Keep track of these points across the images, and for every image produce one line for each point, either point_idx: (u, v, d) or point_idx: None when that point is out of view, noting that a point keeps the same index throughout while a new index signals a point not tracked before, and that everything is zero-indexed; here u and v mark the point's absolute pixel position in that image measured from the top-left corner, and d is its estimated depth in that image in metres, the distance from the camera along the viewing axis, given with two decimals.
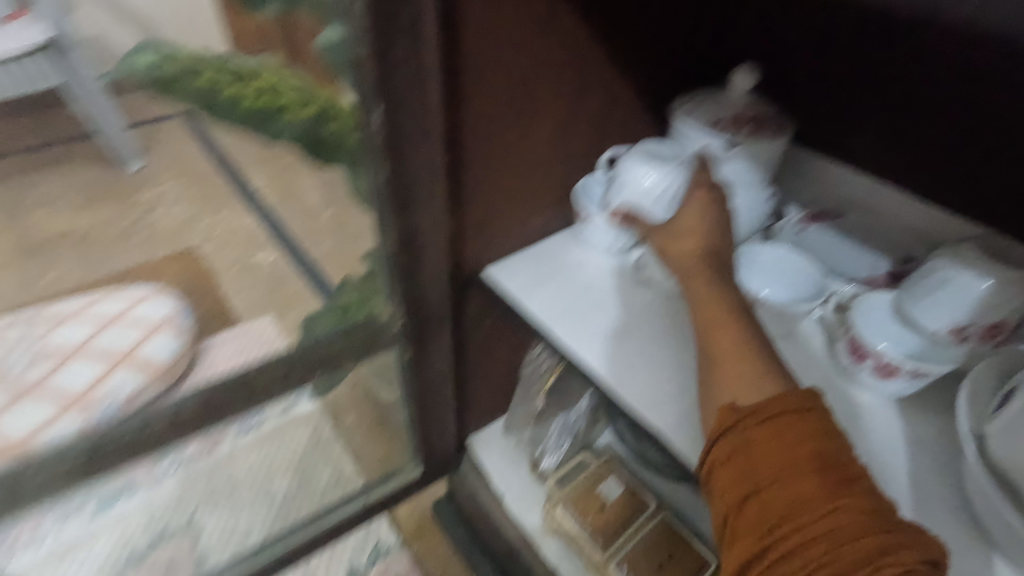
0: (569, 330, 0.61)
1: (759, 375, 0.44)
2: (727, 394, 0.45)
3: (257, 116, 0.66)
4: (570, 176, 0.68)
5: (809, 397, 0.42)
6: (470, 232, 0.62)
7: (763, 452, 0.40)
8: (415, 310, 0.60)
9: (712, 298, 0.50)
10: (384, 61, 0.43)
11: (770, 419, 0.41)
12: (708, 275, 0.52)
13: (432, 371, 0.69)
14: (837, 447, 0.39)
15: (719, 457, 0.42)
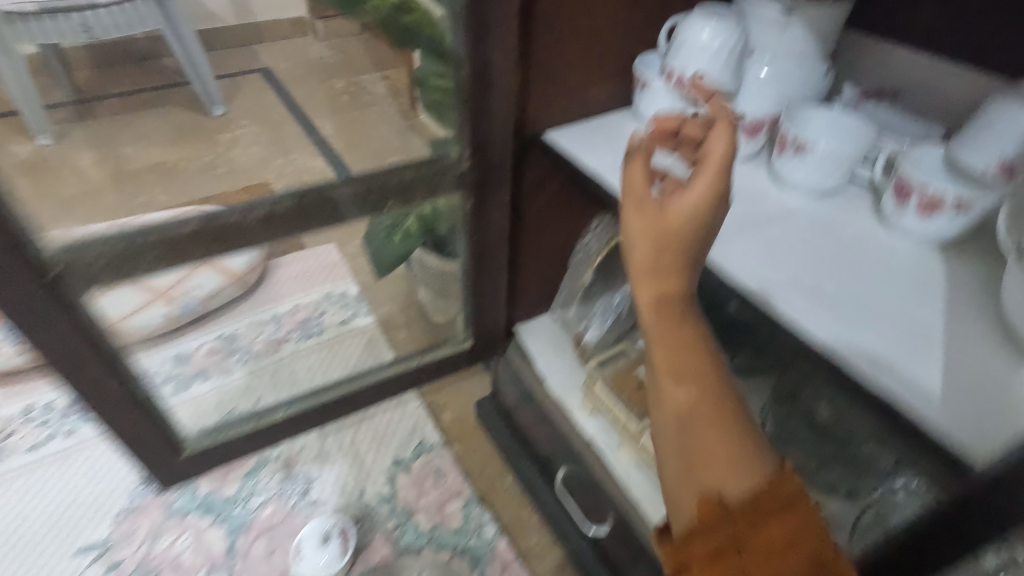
0: (621, 177, 0.65)
1: (746, 457, 0.35)
2: (708, 479, 0.36)
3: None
4: (632, 48, 0.72)
5: (791, 476, 0.36)
6: (537, 85, 0.67)
7: (757, 563, 0.34)
8: (482, 149, 0.66)
9: (679, 341, 0.37)
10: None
11: (763, 515, 0.34)
12: (679, 320, 0.37)
13: (490, 225, 0.74)
14: (829, 549, 0.34)
15: (698, 559, 0.34)
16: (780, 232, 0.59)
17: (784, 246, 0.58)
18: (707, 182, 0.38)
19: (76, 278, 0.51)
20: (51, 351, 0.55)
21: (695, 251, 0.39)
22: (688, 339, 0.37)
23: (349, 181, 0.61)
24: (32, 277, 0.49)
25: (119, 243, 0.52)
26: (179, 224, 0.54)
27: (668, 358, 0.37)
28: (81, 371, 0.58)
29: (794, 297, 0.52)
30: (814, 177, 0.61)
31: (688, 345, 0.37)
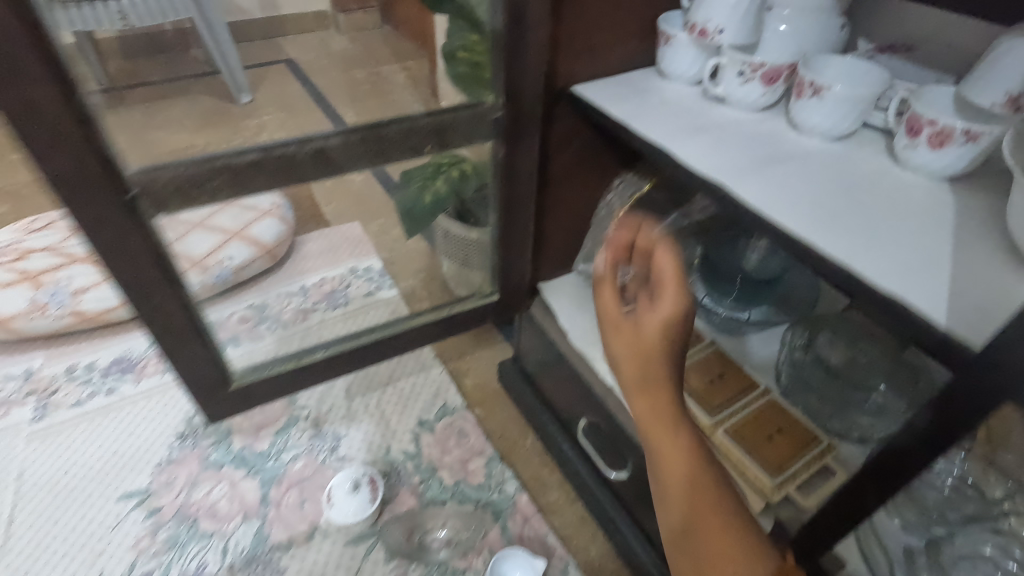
0: (648, 125, 0.70)
1: (742, 547, 0.46)
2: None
3: None
4: (655, 7, 0.76)
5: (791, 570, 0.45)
6: (566, 38, 0.71)
7: None
8: (515, 96, 0.70)
9: (678, 455, 0.48)
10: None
11: None
12: (673, 429, 0.49)
13: (520, 175, 0.78)
14: None
15: None
16: (797, 170, 0.63)
17: (802, 180, 0.62)
18: (669, 304, 0.47)
19: (150, 198, 0.57)
20: (123, 271, 0.60)
21: (670, 357, 0.48)
22: (678, 442, 0.49)
23: (394, 124, 0.66)
24: (115, 194, 0.55)
25: (189, 167, 0.57)
26: (241, 154, 0.59)
27: (664, 457, 0.49)
28: (150, 295, 0.63)
29: (810, 221, 0.56)
30: (830, 120, 0.64)
31: (678, 446, 0.49)
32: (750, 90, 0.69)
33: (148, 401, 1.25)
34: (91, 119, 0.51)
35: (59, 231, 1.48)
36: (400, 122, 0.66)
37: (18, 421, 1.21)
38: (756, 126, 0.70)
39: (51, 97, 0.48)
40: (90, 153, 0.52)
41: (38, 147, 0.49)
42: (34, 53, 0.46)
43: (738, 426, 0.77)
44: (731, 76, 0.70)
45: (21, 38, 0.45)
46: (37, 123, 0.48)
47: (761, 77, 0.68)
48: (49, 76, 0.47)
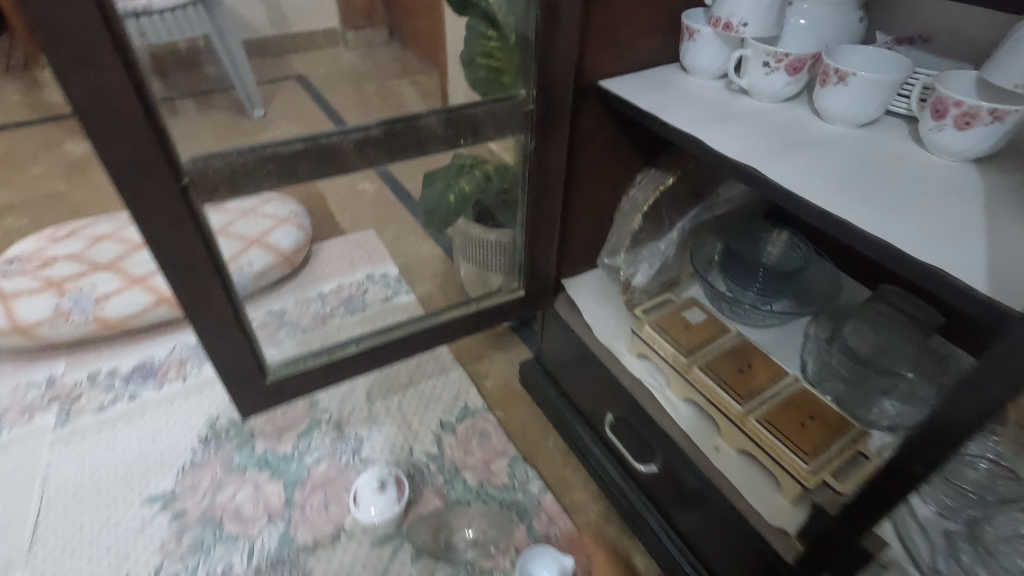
0: (674, 116, 0.71)
1: None
2: None
3: None
4: (678, 6, 0.78)
5: None
6: (594, 35, 0.74)
7: None
8: (547, 90, 0.72)
9: None
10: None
11: None
12: None
13: (549, 169, 0.80)
14: None
15: None
16: (826, 154, 0.64)
17: (830, 162, 0.63)
18: None
19: (200, 186, 0.59)
20: (173, 259, 0.62)
21: None
22: None
23: (433, 116, 0.68)
24: (171, 179, 0.57)
25: (237, 158, 0.59)
26: (285, 144, 0.61)
27: None
28: (196, 282, 0.65)
29: (841, 199, 0.58)
30: (855, 105, 0.66)
31: None
32: (775, 80, 0.71)
33: (170, 406, 1.25)
34: (153, 106, 0.53)
35: (80, 241, 1.50)
36: (437, 113, 0.69)
37: (42, 428, 1.21)
38: (781, 115, 0.72)
39: (119, 83, 0.50)
40: (148, 139, 0.54)
41: (102, 133, 0.52)
42: (107, 41, 0.48)
43: (772, 415, 0.76)
44: (757, 68, 0.71)
45: (98, 25, 0.47)
46: (104, 109, 0.51)
47: (787, 68, 0.70)
48: (119, 62, 0.50)
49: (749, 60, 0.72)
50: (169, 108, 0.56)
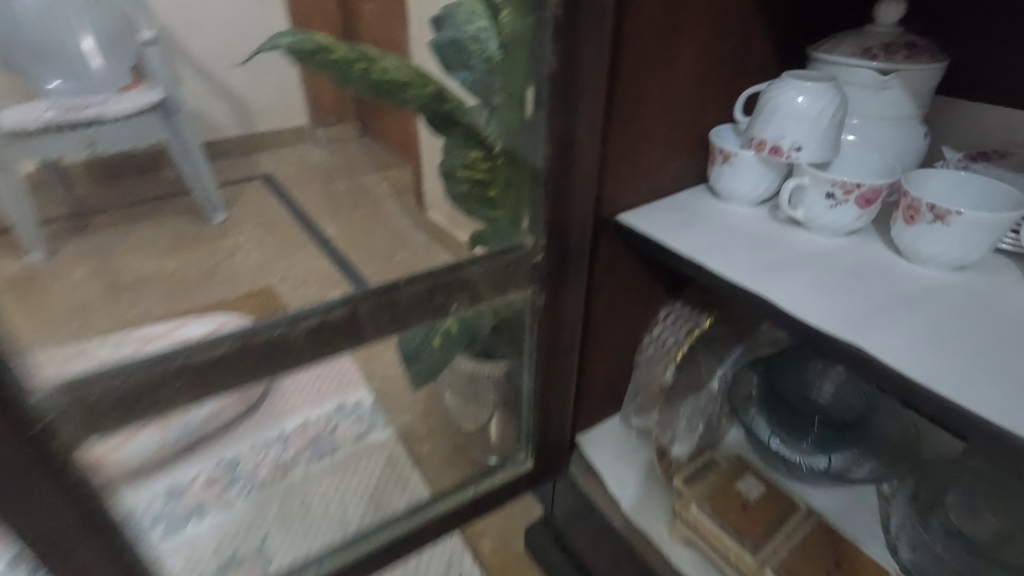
0: (722, 262, 0.56)
1: None
2: None
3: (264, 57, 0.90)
4: (705, 123, 0.65)
5: None
6: (612, 165, 0.60)
7: None
8: (559, 237, 0.57)
9: None
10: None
11: None
12: None
13: (562, 324, 0.64)
14: None
15: None
16: (936, 313, 0.50)
17: (950, 328, 0.48)
18: None
19: (72, 425, 0.40)
20: (26, 526, 0.42)
21: None
22: None
23: (414, 280, 0.51)
24: (15, 425, 0.38)
25: (134, 375, 0.41)
26: (210, 346, 0.44)
27: None
28: (64, 546, 0.44)
29: (994, 391, 0.42)
30: (957, 247, 0.52)
31: None
32: (840, 213, 0.57)
33: None
34: None
35: None
36: (421, 276, 0.52)
37: None
38: (853, 255, 0.57)
39: None
40: None
41: None
42: None
43: None
44: (816, 199, 0.58)
45: None
46: None
47: (857, 199, 0.56)
48: None
49: (807, 189, 0.58)
50: (7, 320, 0.41)
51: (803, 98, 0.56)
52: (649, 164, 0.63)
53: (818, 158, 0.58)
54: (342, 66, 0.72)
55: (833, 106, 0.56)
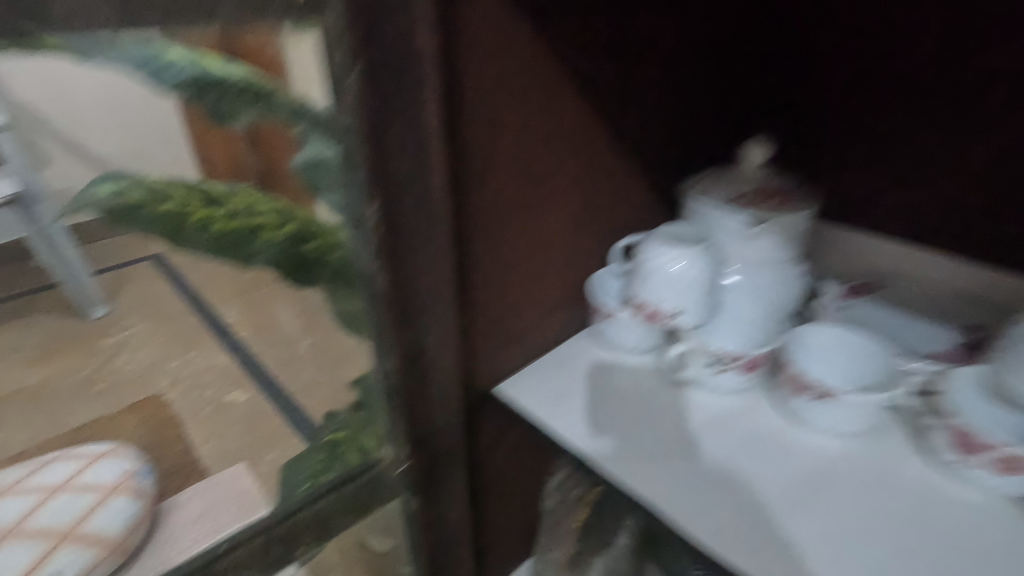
0: (603, 450, 0.50)
1: None
2: None
3: (189, 233, 0.44)
4: (581, 271, 0.61)
5: None
6: (478, 340, 0.53)
7: None
8: (422, 442, 0.49)
9: None
10: (376, 135, 0.38)
11: None
12: None
13: (441, 518, 0.56)
14: None
15: None
16: (832, 508, 0.45)
17: (843, 527, 0.44)
18: None
19: None
20: None
21: None
22: None
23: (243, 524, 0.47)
24: None
25: None
26: None
27: None
28: None
29: None
30: (845, 422, 0.50)
31: None
32: (726, 378, 0.54)
33: None
34: None
35: None
36: (252, 519, 0.47)
37: None
38: (742, 422, 0.53)
39: None
40: None
41: None
42: None
43: None
44: (701, 365, 0.54)
45: None
46: None
47: (740, 365, 0.53)
48: None
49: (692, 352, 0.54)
50: None
51: (672, 262, 0.53)
52: (522, 326, 0.57)
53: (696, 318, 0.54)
54: (148, 226, 0.42)
55: (705, 268, 0.53)
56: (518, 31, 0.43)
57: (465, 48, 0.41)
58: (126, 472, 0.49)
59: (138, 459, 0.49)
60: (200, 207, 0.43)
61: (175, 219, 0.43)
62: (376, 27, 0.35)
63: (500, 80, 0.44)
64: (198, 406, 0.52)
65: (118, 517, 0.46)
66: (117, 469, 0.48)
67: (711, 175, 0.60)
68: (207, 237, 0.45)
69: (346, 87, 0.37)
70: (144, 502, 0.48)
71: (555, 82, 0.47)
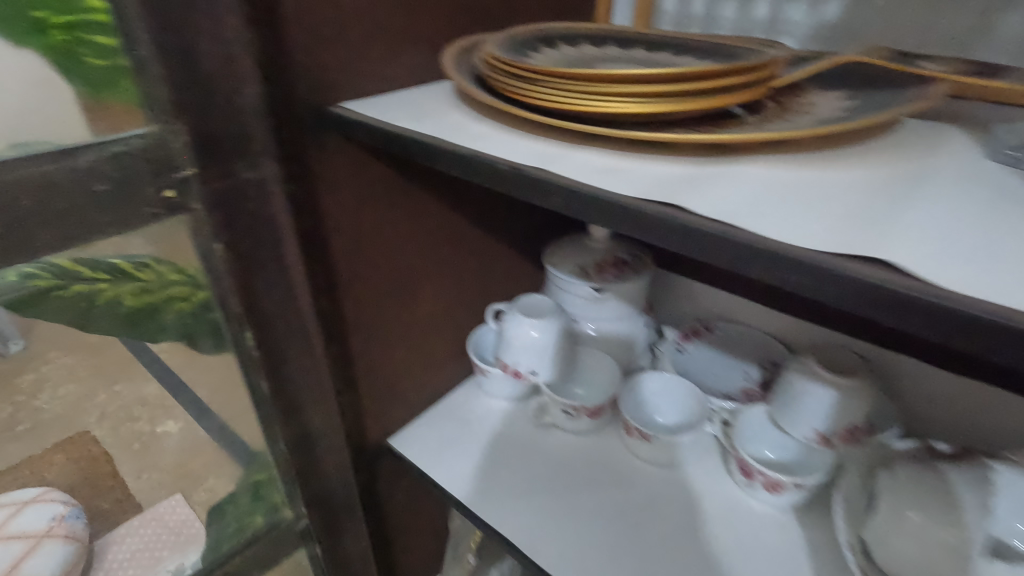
0: (473, 494, 0.60)
1: None
2: None
3: (136, 319, 0.43)
4: (460, 331, 0.69)
5: None
6: (366, 404, 0.61)
7: None
8: (319, 500, 0.57)
9: None
10: (248, 293, 0.43)
11: None
12: None
13: (347, 557, 0.64)
14: None
15: None
16: (654, 532, 0.57)
17: (659, 547, 0.55)
18: None
19: None
20: None
21: None
22: None
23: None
24: None
25: None
26: None
27: None
28: None
29: None
30: (664, 454, 0.62)
31: None
32: (578, 422, 0.65)
33: None
34: None
35: None
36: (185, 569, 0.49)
37: None
38: (591, 459, 0.64)
39: None
40: None
41: None
42: None
43: None
44: (558, 412, 0.66)
45: None
46: None
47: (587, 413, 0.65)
48: None
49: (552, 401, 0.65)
50: None
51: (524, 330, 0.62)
52: (407, 385, 0.66)
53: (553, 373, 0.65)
54: (55, 312, 0.38)
55: (555, 332, 0.63)
56: (374, 160, 0.50)
57: (325, 184, 0.47)
58: (56, 518, 0.43)
59: (69, 503, 0.44)
60: (106, 289, 0.40)
61: (83, 307, 0.40)
62: (233, 209, 0.39)
63: (361, 202, 0.51)
64: (129, 439, 0.46)
65: (49, 564, 0.42)
66: (45, 517, 0.42)
67: (567, 245, 0.70)
68: (118, 315, 0.42)
69: (214, 255, 0.40)
70: (80, 542, 0.45)
71: (413, 191, 0.55)
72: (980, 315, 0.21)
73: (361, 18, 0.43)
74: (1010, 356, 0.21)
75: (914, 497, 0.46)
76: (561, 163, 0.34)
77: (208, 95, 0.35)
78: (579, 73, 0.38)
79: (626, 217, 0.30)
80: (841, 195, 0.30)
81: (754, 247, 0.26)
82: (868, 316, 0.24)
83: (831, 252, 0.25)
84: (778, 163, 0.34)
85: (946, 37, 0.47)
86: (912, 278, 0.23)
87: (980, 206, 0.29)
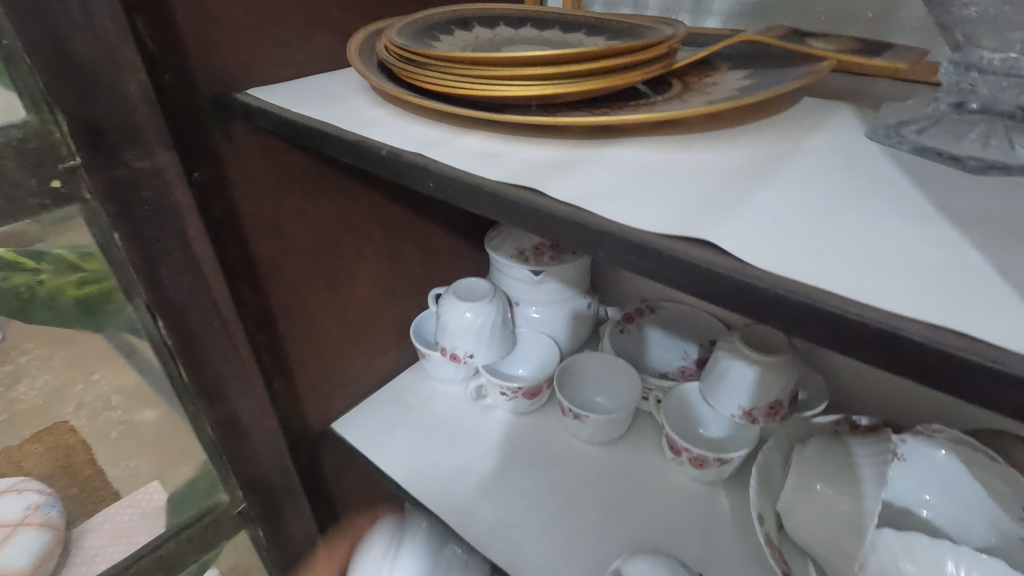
0: (409, 476, 0.61)
1: None
2: None
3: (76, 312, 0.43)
4: (401, 315, 0.70)
5: None
6: (303, 390, 0.62)
7: None
8: (256, 485, 0.58)
9: None
10: (154, 283, 0.43)
11: None
12: None
13: (293, 540, 0.65)
14: None
15: None
16: (585, 508, 0.58)
17: (589, 522, 0.57)
18: None
19: None
20: None
21: None
22: None
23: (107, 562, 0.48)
24: None
25: None
26: None
27: None
28: None
29: None
30: (597, 434, 0.63)
31: None
32: (516, 403, 0.66)
33: None
34: None
35: None
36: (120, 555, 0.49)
37: None
38: (529, 439, 0.65)
39: None
40: None
41: None
42: None
43: None
44: (495, 394, 0.66)
45: None
46: None
47: (524, 394, 0.65)
48: None
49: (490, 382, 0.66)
50: None
51: (457, 311, 0.63)
52: (347, 370, 0.66)
53: (490, 355, 0.65)
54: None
55: (489, 314, 0.63)
56: (288, 147, 0.50)
57: (234, 171, 0.47)
58: (32, 507, 0.44)
59: (44, 492, 0.45)
60: (46, 278, 0.40)
61: (23, 296, 0.40)
62: (128, 199, 0.39)
63: (277, 189, 0.51)
64: (107, 428, 0.48)
65: (24, 552, 0.44)
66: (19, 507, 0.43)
67: (508, 229, 0.71)
68: (65, 304, 0.42)
69: (114, 246, 0.40)
70: (55, 529, 0.45)
71: (336, 177, 0.55)
72: (798, 297, 0.22)
73: (260, 3, 0.43)
74: (803, 329, 0.22)
75: (826, 470, 0.47)
76: (442, 149, 0.35)
77: (87, 83, 0.35)
78: (466, 57, 0.37)
79: (492, 202, 0.30)
80: (701, 179, 0.30)
81: (597, 230, 0.27)
82: (704, 298, 0.25)
83: (666, 234, 0.26)
84: (654, 147, 0.34)
85: (858, 14, 0.46)
86: (738, 260, 0.24)
87: (836, 185, 0.29)
